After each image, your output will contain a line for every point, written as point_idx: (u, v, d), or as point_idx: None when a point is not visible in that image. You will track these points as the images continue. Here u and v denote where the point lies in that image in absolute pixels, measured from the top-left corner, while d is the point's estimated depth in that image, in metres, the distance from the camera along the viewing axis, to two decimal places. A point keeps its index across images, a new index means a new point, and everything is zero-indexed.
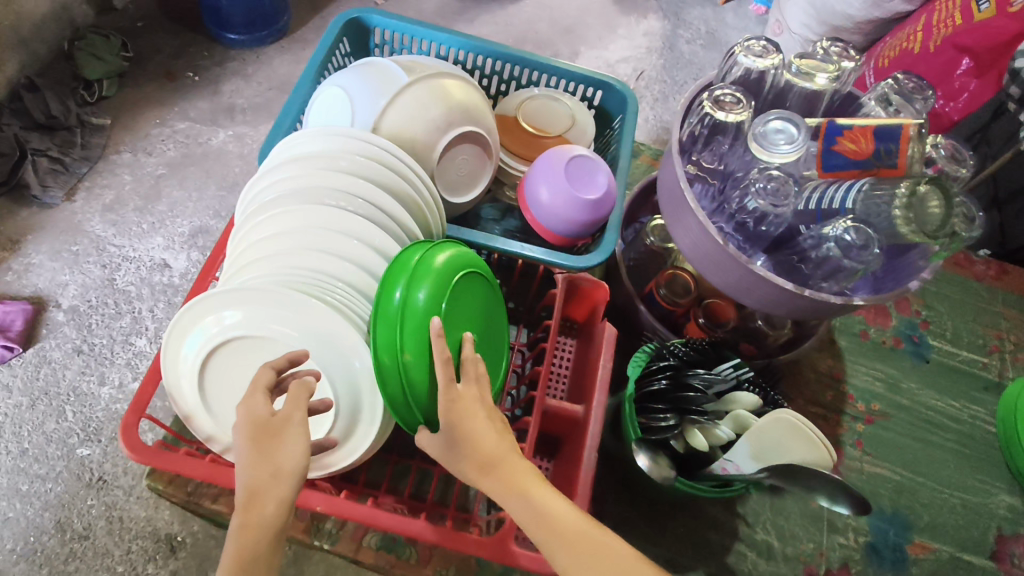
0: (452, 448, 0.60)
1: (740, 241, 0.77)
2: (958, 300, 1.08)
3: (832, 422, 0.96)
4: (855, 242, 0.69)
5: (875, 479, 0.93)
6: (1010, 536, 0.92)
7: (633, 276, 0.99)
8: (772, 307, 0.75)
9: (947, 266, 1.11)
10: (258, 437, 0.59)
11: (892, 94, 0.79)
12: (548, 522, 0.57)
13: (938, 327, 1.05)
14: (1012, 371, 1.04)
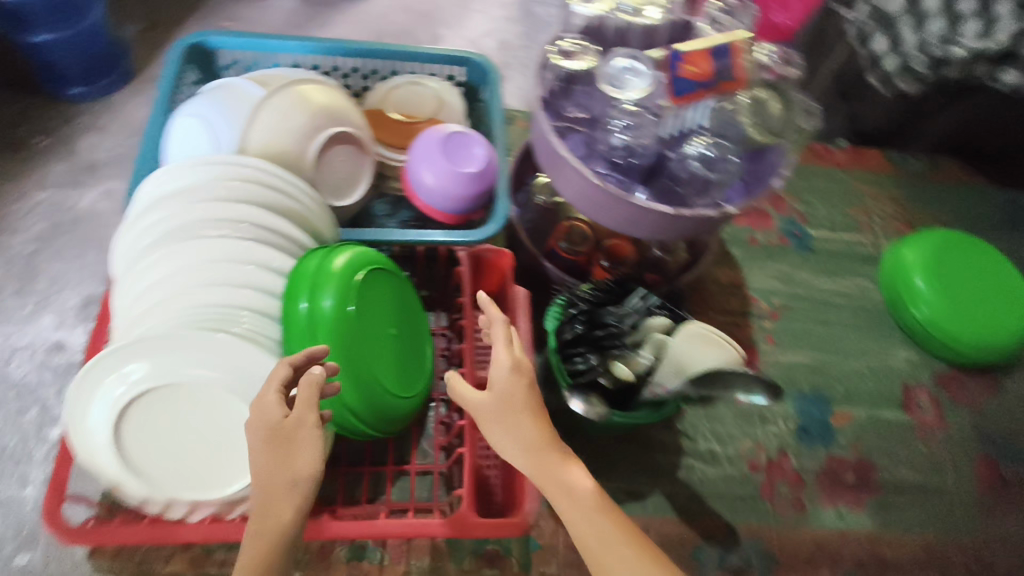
0: (492, 424, 0.63)
1: (618, 178, 0.80)
2: (828, 189, 1.18)
3: (743, 326, 1.03)
4: (715, 155, 0.77)
5: (791, 367, 1.01)
6: (914, 385, 1.02)
7: (534, 238, 1.01)
8: (659, 234, 0.79)
9: (812, 162, 1.21)
10: (271, 445, 0.59)
11: (720, 15, 0.86)
12: (577, 512, 0.60)
13: (816, 218, 1.14)
14: (885, 240, 1.15)
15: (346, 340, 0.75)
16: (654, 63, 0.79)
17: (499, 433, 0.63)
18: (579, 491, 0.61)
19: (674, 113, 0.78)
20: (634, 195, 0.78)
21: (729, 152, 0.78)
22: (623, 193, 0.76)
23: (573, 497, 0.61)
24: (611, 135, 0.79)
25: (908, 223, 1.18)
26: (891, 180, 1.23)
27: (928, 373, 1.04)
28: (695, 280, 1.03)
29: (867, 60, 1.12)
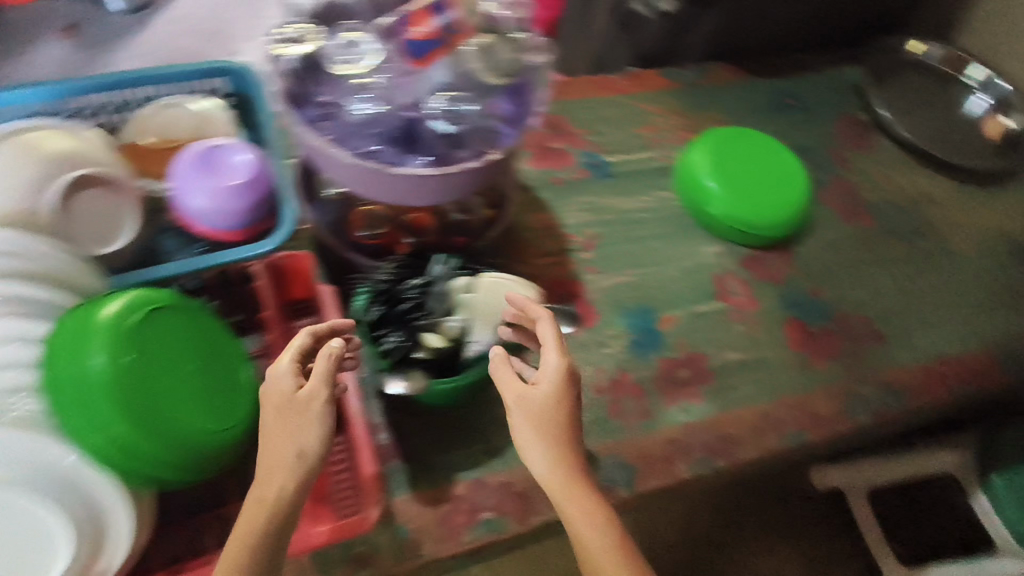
0: (527, 438, 0.74)
1: (383, 151, 0.78)
2: (883, 184, 1.33)
3: (790, 304, 1.15)
4: (473, 104, 0.79)
5: (832, 341, 1.11)
6: (950, 361, 1.12)
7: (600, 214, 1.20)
8: (439, 197, 0.78)
9: (870, 160, 1.37)
10: (286, 419, 0.69)
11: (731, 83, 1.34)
12: (592, 533, 0.71)
13: (869, 214, 1.28)
14: (938, 232, 1.27)
15: (214, 348, 0.82)
16: (384, 31, 0.82)
17: (536, 447, 0.73)
18: (600, 519, 0.71)
19: (438, 66, 0.79)
20: (407, 164, 0.76)
21: (502, 90, 0.80)
22: (395, 168, 0.74)
23: (593, 522, 0.71)
24: (356, 110, 0.78)
25: (965, 213, 1.31)
26: (950, 178, 1.36)
27: (966, 352, 1.14)
28: (748, 256, 1.19)
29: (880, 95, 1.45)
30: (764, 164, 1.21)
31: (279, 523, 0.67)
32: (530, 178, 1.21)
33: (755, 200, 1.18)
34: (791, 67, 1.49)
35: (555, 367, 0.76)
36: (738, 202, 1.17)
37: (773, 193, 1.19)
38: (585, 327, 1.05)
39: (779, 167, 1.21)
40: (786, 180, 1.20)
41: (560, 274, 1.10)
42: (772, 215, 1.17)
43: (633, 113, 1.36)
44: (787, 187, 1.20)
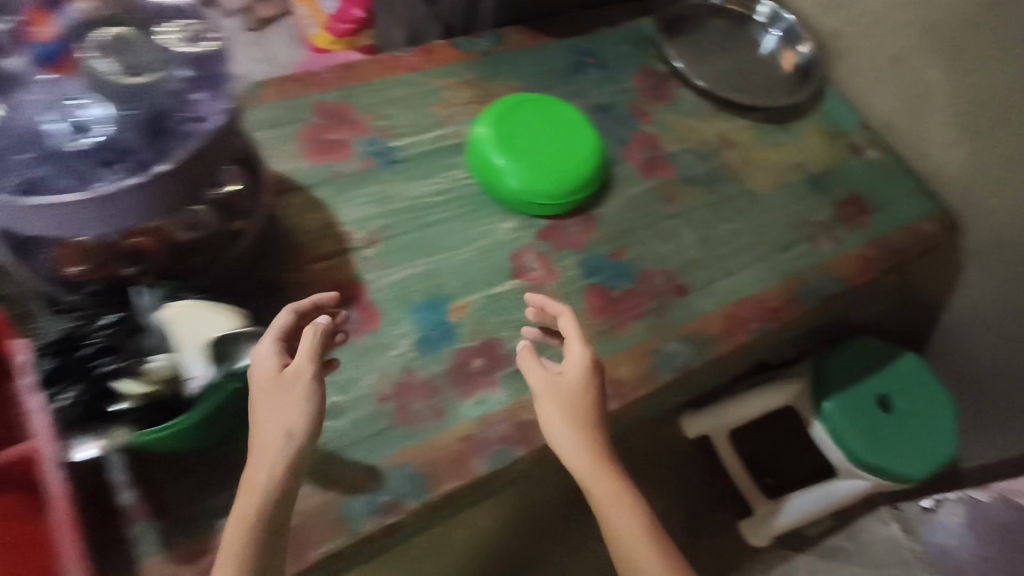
0: (564, 423, 0.83)
1: (70, 183, 0.70)
2: (683, 136, 1.31)
3: (590, 269, 1.10)
4: (175, 99, 0.76)
5: (636, 302, 1.08)
6: (752, 301, 1.13)
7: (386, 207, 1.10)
8: (146, 215, 0.71)
9: (671, 113, 1.34)
10: (279, 396, 0.73)
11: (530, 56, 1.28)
12: (610, 503, 0.80)
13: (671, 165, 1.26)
14: (736, 175, 1.27)
15: None
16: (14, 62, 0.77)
17: (566, 433, 0.82)
18: (612, 491, 0.80)
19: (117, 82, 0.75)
20: (96, 188, 0.69)
21: (197, 83, 0.77)
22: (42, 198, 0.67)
23: (615, 494, 0.80)
24: (35, 147, 0.71)
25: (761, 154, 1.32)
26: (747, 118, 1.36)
27: (766, 288, 1.15)
28: (546, 226, 1.13)
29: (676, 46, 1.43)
30: (552, 130, 1.16)
31: (279, 498, 0.70)
32: (301, 174, 1.10)
33: (545, 169, 1.12)
34: (587, 22, 1.44)
35: (577, 363, 0.86)
36: (527, 174, 1.11)
37: (564, 158, 1.14)
38: (368, 332, 0.97)
39: (569, 131, 1.16)
40: (577, 144, 1.15)
41: (338, 278, 1.01)
42: (564, 181, 1.12)
43: (416, 87, 1.25)
44: (579, 150, 1.15)
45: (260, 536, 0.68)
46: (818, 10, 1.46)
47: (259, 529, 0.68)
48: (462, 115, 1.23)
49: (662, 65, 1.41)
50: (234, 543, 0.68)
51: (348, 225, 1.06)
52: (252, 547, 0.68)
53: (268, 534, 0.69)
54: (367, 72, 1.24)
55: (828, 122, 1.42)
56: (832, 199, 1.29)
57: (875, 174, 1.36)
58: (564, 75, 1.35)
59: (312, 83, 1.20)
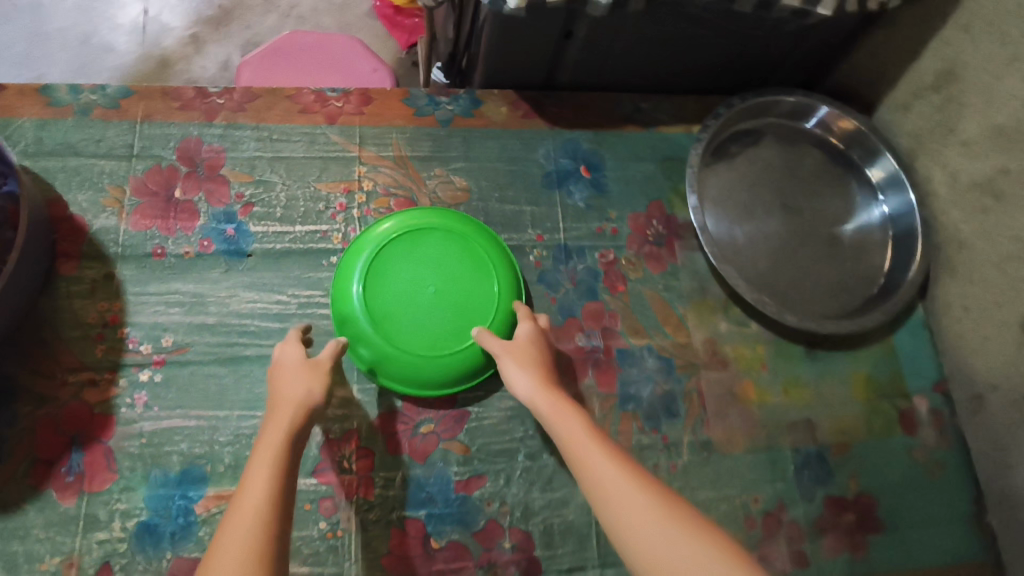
0: (511, 365, 0.73)
1: None
2: (653, 329, 0.92)
3: (417, 499, 0.79)
4: None
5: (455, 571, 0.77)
6: None
7: (191, 318, 0.82)
8: None
9: (654, 289, 0.94)
10: (306, 375, 0.69)
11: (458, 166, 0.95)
12: (558, 421, 0.65)
13: (611, 371, 0.89)
14: (697, 416, 0.89)
15: None
16: None
17: (515, 373, 0.72)
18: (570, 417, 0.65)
19: None
20: None
21: None
22: None
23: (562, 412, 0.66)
24: None
25: (754, 393, 0.91)
26: (761, 329, 0.95)
27: None
28: (389, 414, 0.82)
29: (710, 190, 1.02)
30: (451, 285, 0.83)
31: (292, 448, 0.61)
32: (111, 239, 0.84)
33: (405, 334, 0.80)
34: (615, 111, 1.03)
35: (522, 326, 0.78)
36: (374, 332, 0.79)
37: (441, 331, 0.81)
38: (87, 492, 0.73)
39: (472, 298, 0.82)
40: (471, 319, 0.82)
41: (86, 404, 0.77)
42: (419, 362, 0.80)
43: (322, 149, 0.93)
44: (466, 331, 0.81)
45: (281, 478, 0.56)
46: (951, 197, 0.95)
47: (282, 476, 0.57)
48: (364, 208, 0.91)
49: (685, 209, 0.99)
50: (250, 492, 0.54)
51: (134, 330, 0.80)
52: (274, 492, 0.55)
53: (289, 490, 0.57)
54: (271, 110, 0.94)
55: (888, 367, 0.96)
56: (828, 493, 0.89)
57: (918, 472, 0.92)
58: (537, 185, 0.96)
59: (193, 108, 0.92)
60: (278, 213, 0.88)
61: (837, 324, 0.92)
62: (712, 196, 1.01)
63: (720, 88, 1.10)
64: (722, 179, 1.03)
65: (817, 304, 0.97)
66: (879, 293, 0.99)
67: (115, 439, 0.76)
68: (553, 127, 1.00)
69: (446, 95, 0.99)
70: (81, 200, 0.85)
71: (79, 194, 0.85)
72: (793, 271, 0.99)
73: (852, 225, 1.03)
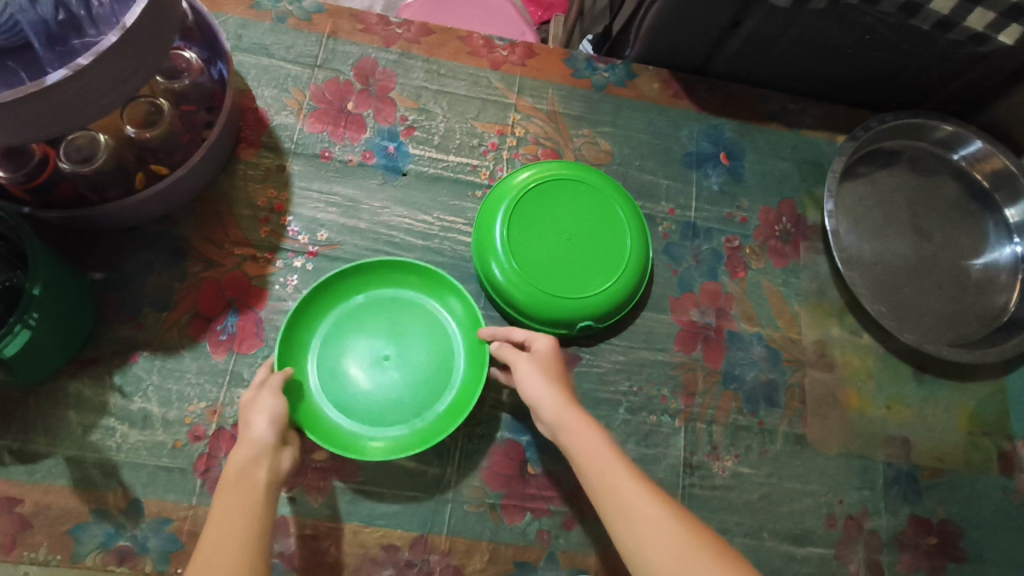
0: (528, 370, 0.71)
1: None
2: (766, 319, 0.94)
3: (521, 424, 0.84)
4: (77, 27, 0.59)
5: (545, 497, 0.82)
6: None
7: (347, 220, 0.89)
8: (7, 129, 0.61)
9: (772, 282, 0.96)
10: (262, 408, 0.68)
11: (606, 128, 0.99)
12: (594, 463, 0.62)
13: (719, 350, 0.91)
14: (795, 409, 0.90)
15: None
16: None
17: (531, 386, 0.70)
18: (599, 448, 0.63)
19: None
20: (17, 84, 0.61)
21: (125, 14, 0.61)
22: None
23: (601, 450, 0.62)
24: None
25: (856, 400, 0.92)
26: (873, 341, 0.95)
27: None
28: None
29: (844, 199, 1.02)
30: (587, 235, 0.87)
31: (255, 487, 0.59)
32: (289, 136, 0.91)
33: (531, 261, 0.85)
34: (763, 107, 1.05)
35: (540, 338, 0.76)
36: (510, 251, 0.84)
37: (565, 269, 0.85)
38: (236, 352, 0.81)
39: (439, 349, 0.84)
40: (594, 269, 0.86)
41: (246, 275, 0.84)
42: (536, 287, 0.83)
43: (483, 91, 0.98)
44: (391, 271, 0.85)
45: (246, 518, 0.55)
46: None
47: (243, 519, 0.55)
48: (513, 152, 0.96)
49: (816, 212, 1.00)
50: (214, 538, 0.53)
51: (296, 221, 0.87)
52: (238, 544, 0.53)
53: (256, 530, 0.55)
54: (443, 47, 1.00)
55: (995, 406, 0.95)
56: (913, 512, 0.89)
57: (1009, 514, 0.91)
58: (677, 162, 0.99)
59: (374, 33, 0.99)
60: (435, 141, 0.94)
61: (953, 351, 0.91)
62: (845, 205, 1.02)
63: (871, 104, 1.11)
64: (858, 193, 1.03)
65: (933, 330, 0.97)
66: (999, 333, 0.97)
67: (267, 311, 0.83)
68: (700, 111, 1.03)
69: (604, 61, 1.03)
70: (267, 96, 0.93)
71: (266, 91, 0.93)
72: (915, 294, 0.99)
73: (981, 260, 1.02)
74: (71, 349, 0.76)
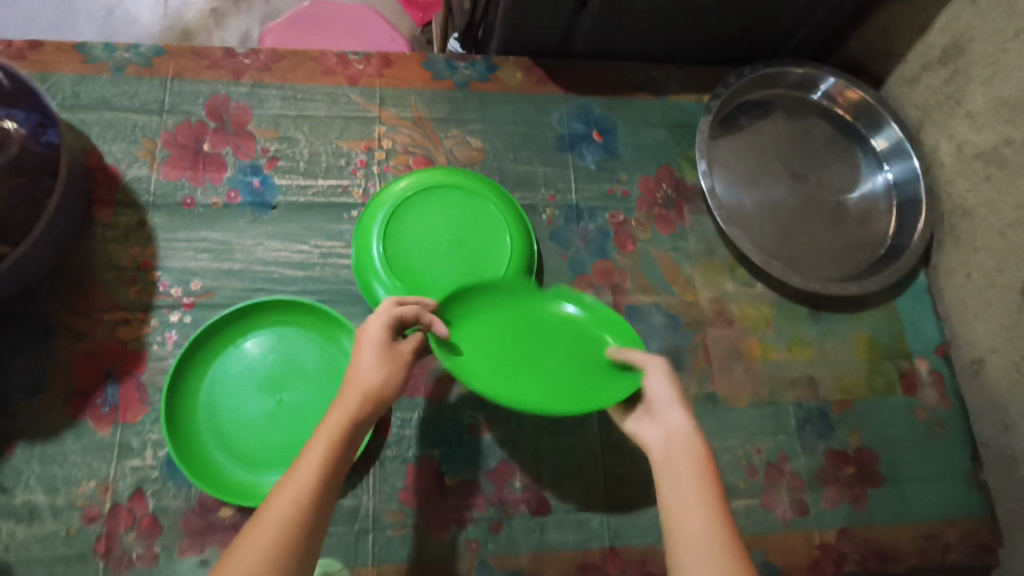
0: (650, 380, 0.66)
1: None
2: (661, 287, 0.95)
3: (434, 438, 0.84)
4: None
5: (467, 507, 0.81)
6: (625, 553, 0.82)
7: (221, 264, 0.86)
8: None
9: (662, 249, 0.97)
10: (380, 360, 0.61)
11: (474, 126, 0.99)
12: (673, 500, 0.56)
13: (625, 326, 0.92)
14: (702, 369, 0.92)
15: None
16: None
17: (659, 397, 0.65)
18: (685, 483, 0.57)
19: None
20: None
21: None
22: None
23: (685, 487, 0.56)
24: None
25: (759, 349, 0.94)
26: (767, 289, 0.98)
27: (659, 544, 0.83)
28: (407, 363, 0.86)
29: (720, 156, 1.05)
30: (561, 401, 0.68)
31: (342, 457, 0.54)
32: (144, 188, 0.87)
33: (479, 340, 0.72)
34: (628, 79, 1.06)
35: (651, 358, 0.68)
36: (388, 274, 0.82)
37: (514, 379, 0.70)
38: (121, 422, 0.78)
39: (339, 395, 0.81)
40: (561, 353, 0.73)
41: (120, 340, 0.81)
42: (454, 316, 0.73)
43: (344, 109, 0.96)
44: (295, 313, 0.84)
45: (320, 496, 0.50)
46: (957, 166, 0.99)
47: (315, 495, 0.50)
48: (383, 165, 0.94)
49: (695, 174, 1.02)
50: (280, 509, 0.49)
51: (165, 274, 0.84)
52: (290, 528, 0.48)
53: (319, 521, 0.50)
54: (296, 70, 0.97)
55: (890, 330, 0.99)
56: (828, 446, 0.92)
57: (918, 429, 0.95)
58: (551, 147, 1.00)
59: (221, 68, 0.95)
60: (303, 168, 0.92)
61: (842, 287, 0.94)
62: (723, 162, 1.04)
63: (732, 61, 1.13)
64: (733, 148, 1.05)
65: (820, 269, 1.00)
66: (883, 261, 1.01)
67: (148, 373, 0.80)
68: (566, 94, 1.03)
69: (464, 59, 1.03)
70: (116, 151, 0.89)
71: (114, 146, 0.89)
72: (798, 237, 1.01)
73: (857, 193, 1.06)
74: None
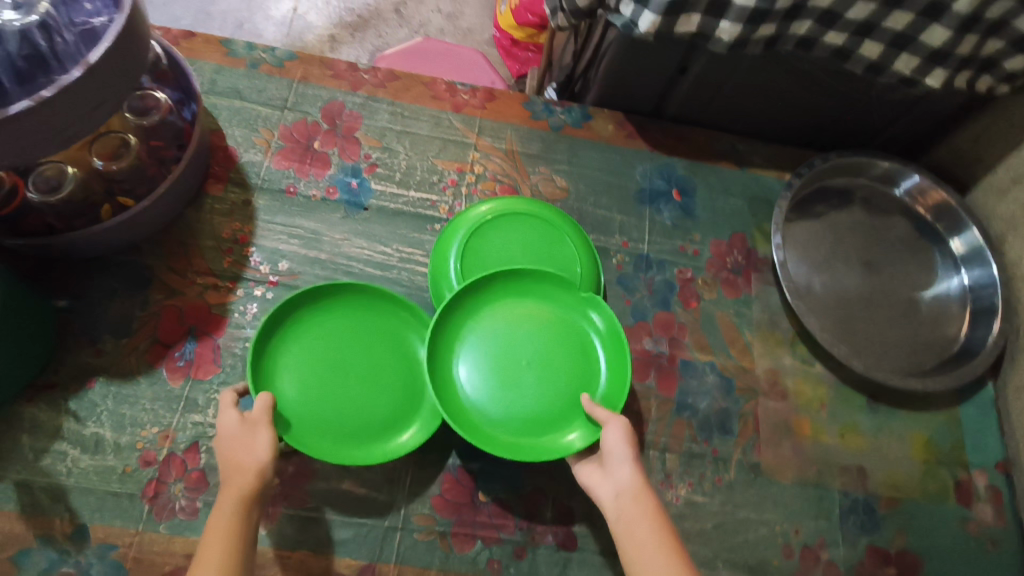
0: (607, 439, 0.70)
1: None
2: (719, 348, 0.96)
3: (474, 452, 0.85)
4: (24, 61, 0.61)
5: (494, 526, 0.82)
6: None
7: (308, 251, 0.92)
8: None
9: (724, 311, 0.98)
10: (246, 435, 0.66)
11: (561, 167, 1.04)
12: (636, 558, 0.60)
13: (675, 380, 0.93)
14: (749, 437, 0.91)
15: None
16: None
17: (616, 462, 0.69)
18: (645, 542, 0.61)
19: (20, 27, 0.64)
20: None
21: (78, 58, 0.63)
22: None
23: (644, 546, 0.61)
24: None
25: (809, 429, 0.93)
26: (825, 371, 0.97)
27: None
28: None
29: (794, 234, 1.06)
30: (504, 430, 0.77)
31: (241, 522, 0.60)
32: (255, 172, 0.95)
33: (497, 338, 0.82)
34: (714, 148, 1.10)
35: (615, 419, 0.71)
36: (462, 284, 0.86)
37: (500, 380, 0.80)
38: (192, 378, 0.83)
39: (404, 392, 0.82)
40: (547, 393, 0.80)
41: (207, 303, 0.87)
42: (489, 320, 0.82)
43: (445, 132, 1.03)
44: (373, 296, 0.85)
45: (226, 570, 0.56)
46: None
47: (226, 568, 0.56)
48: (471, 187, 1.00)
49: (767, 246, 1.04)
50: None
51: (258, 251, 0.91)
52: None
53: None
54: (408, 91, 1.05)
55: (948, 436, 0.96)
56: (870, 541, 0.88)
57: (968, 544, 0.90)
58: (630, 198, 1.04)
59: (343, 79, 1.04)
60: (398, 179, 0.98)
61: (905, 382, 0.93)
62: (796, 239, 1.06)
63: (816, 145, 1.17)
64: (808, 228, 1.07)
65: (882, 360, 0.98)
66: (948, 364, 0.99)
67: (225, 337, 0.85)
68: (652, 151, 1.08)
69: (561, 105, 1.09)
70: (238, 136, 0.97)
71: (237, 131, 0.98)
72: (864, 325, 1.01)
73: (930, 292, 1.05)
74: (29, 377, 0.78)
